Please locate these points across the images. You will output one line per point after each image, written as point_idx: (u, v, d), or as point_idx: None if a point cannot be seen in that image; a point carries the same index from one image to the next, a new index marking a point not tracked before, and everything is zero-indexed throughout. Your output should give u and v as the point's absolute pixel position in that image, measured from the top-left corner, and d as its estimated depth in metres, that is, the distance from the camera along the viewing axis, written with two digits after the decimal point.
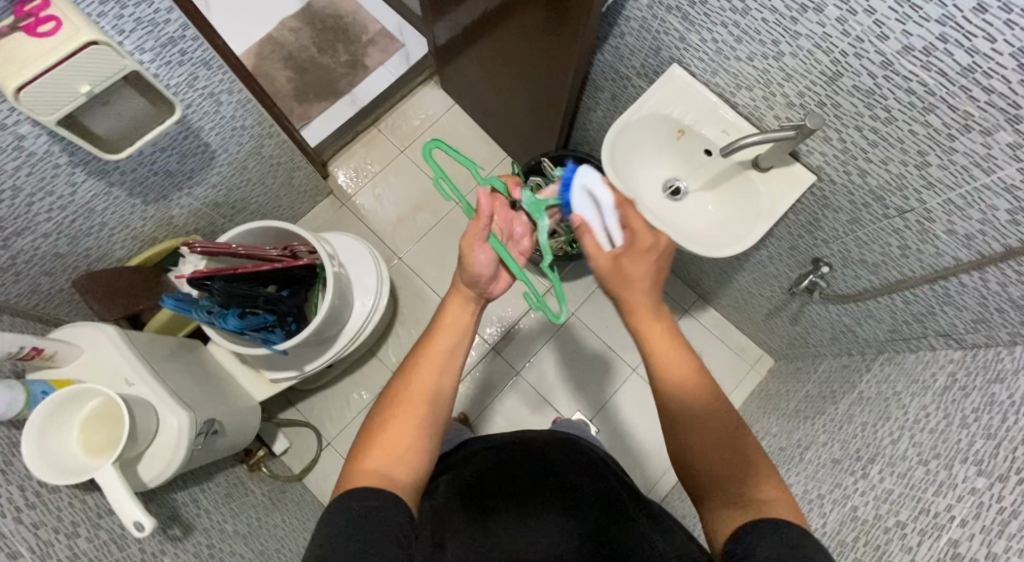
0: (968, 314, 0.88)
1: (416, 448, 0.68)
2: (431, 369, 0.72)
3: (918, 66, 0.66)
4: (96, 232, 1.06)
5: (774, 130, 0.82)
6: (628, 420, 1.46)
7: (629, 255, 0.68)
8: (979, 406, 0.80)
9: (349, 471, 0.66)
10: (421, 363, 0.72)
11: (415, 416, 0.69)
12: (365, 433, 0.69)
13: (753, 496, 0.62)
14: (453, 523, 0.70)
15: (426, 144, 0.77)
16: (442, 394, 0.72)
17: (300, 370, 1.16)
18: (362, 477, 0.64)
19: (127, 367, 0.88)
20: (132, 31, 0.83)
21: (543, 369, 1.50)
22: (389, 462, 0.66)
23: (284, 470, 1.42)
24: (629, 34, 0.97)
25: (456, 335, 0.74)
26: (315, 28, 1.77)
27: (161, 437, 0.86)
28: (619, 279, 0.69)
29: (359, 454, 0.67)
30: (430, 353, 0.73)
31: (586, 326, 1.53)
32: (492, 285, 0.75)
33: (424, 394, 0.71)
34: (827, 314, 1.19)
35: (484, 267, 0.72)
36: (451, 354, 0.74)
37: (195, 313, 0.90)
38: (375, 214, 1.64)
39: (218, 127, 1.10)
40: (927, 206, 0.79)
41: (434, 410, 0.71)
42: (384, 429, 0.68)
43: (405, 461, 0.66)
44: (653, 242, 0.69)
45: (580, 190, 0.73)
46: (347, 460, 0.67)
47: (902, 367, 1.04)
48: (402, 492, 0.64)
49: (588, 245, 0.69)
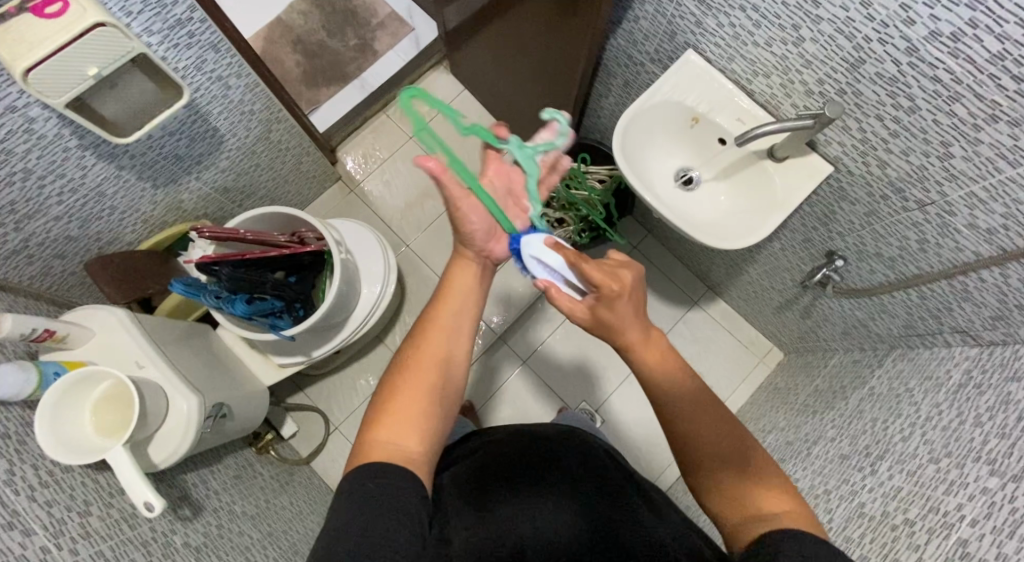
0: (987, 310, 0.86)
1: (430, 416, 0.68)
2: (441, 335, 0.73)
3: (945, 53, 0.64)
4: (107, 216, 1.06)
5: (791, 119, 0.80)
6: (636, 412, 1.46)
7: (602, 306, 0.67)
8: (994, 405, 0.79)
9: (363, 443, 0.65)
10: (430, 331, 0.73)
11: (425, 380, 0.69)
12: (376, 403, 0.69)
13: (770, 510, 0.62)
14: (459, 511, 0.70)
15: (405, 95, 0.75)
16: (453, 359, 0.73)
17: (308, 356, 1.16)
18: (380, 450, 0.63)
19: (138, 350, 0.89)
20: (140, 13, 0.82)
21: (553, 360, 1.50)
22: (402, 429, 0.65)
23: (293, 454, 1.44)
24: (644, 19, 0.95)
25: (463, 298, 0.75)
26: (325, 10, 1.76)
27: (170, 418, 0.87)
28: (602, 327, 0.68)
29: (372, 426, 0.66)
30: (438, 317, 0.74)
31: None
32: (493, 243, 0.77)
33: (434, 359, 0.71)
34: (839, 308, 1.17)
35: (477, 227, 0.75)
36: (457, 316, 0.74)
37: (203, 297, 0.91)
38: (384, 200, 1.63)
39: (226, 111, 1.10)
40: (948, 199, 0.77)
41: (444, 374, 0.71)
42: (395, 396, 0.68)
43: (421, 431, 0.66)
44: (620, 285, 0.66)
45: (531, 259, 0.75)
46: (362, 430, 0.66)
47: (915, 363, 1.02)
48: (416, 463, 0.64)
49: (561, 307, 0.69)
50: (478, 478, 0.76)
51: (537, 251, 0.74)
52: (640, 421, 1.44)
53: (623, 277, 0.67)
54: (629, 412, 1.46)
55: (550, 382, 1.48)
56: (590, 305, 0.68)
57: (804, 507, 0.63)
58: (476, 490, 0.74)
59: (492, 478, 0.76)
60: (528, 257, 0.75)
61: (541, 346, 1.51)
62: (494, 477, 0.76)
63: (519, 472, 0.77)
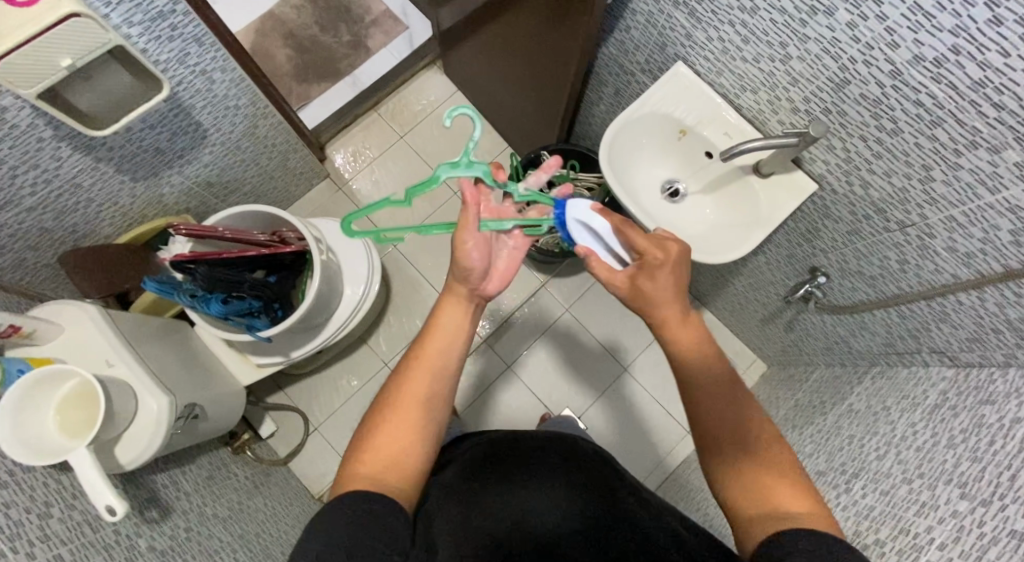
0: (964, 332, 0.87)
1: (411, 449, 0.67)
2: (427, 371, 0.71)
3: (928, 78, 0.62)
4: (83, 208, 1.04)
5: (775, 137, 0.79)
6: (620, 417, 1.46)
7: (643, 275, 0.69)
8: (967, 427, 0.79)
9: (343, 476, 0.65)
10: (414, 367, 0.71)
11: (409, 418, 0.68)
12: (359, 435, 0.68)
13: (781, 503, 0.61)
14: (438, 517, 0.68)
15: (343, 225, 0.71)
16: (439, 396, 0.71)
17: (286, 356, 1.14)
18: (358, 482, 0.63)
19: (107, 349, 0.86)
20: (119, 3, 0.80)
21: (544, 363, 1.49)
22: (385, 469, 0.65)
23: (270, 454, 1.42)
24: (635, 29, 0.95)
25: (450, 339, 0.73)
26: (319, 5, 1.73)
27: (138, 421, 0.84)
28: (640, 297, 0.70)
29: (353, 461, 0.66)
30: (423, 356, 0.71)
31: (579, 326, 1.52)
32: (487, 283, 0.75)
33: (419, 397, 0.69)
34: (823, 323, 1.18)
35: (478, 261, 0.71)
36: (443, 356, 0.72)
37: (177, 296, 0.86)
38: (371, 199, 1.62)
39: (210, 105, 1.08)
40: (928, 221, 0.77)
41: (428, 416, 0.69)
42: (379, 433, 0.67)
43: (401, 467, 0.66)
44: (663, 255, 0.68)
45: (575, 223, 0.74)
46: (344, 463, 0.66)
47: (893, 382, 1.03)
48: (398, 495, 0.63)
49: (600, 274, 0.71)
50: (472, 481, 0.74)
51: (584, 215, 0.73)
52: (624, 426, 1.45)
53: (670, 247, 0.69)
54: (620, 413, 1.46)
55: (534, 387, 1.47)
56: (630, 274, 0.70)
57: (825, 512, 0.60)
58: (466, 485, 0.73)
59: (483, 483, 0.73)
60: (572, 222, 0.74)
61: (527, 350, 1.50)
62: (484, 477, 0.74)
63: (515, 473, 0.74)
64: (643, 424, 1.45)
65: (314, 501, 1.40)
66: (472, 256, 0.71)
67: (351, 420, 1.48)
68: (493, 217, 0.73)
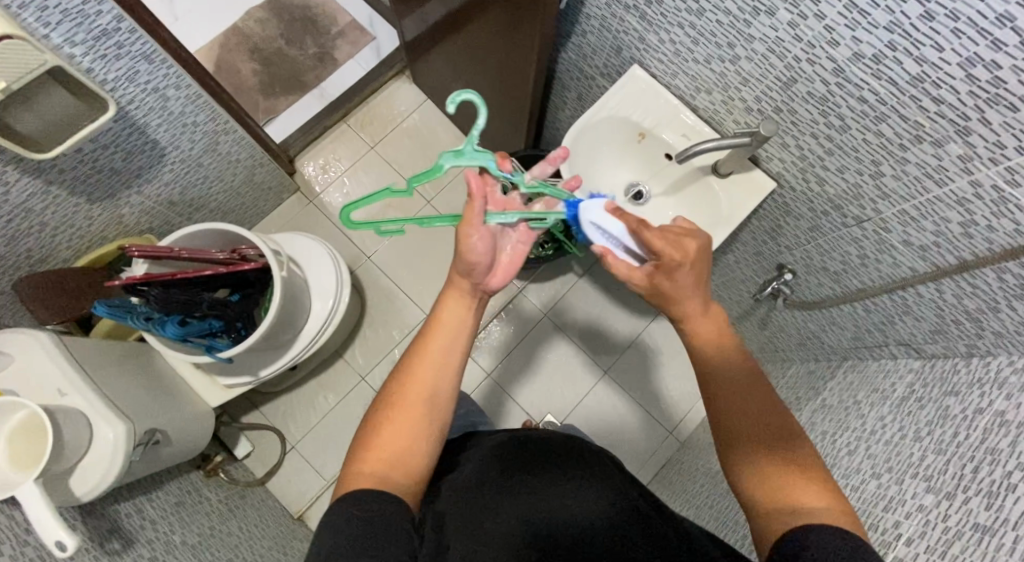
0: (927, 324, 0.87)
1: (412, 447, 0.66)
2: (430, 368, 0.69)
3: (869, 74, 0.62)
4: (36, 232, 1.01)
5: (730, 137, 0.79)
6: (613, 419, 1.45)
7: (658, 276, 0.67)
8: (933, 419, 0.79)
9: (344, 476, 0.64)
10: (416, 363, 0.70)
11: (414, 415, 0.67)
12: (359, 436, 0.67)
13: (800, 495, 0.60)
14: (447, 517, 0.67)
15: (342, 214, 0.74)
16: (443, 394, 0.69)
17: (254, 377, 1.12)
18: (359, 480, 0.62)
19: (60, 378, 0.84)
20: (59, 23, 0.79)
21: (530, 370, 1.48)
22: (387, 466, 0.64)
23: (246, 475, 1.39)
24: (591, 33, 0.95)
25: (450, 333, 0.71)
26: (283, 18, 1.71)
27: (94, 449, 0.83)
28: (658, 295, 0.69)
29: (354, 461, 0.65)
30: (426, 352, 0.70)
31: (553, 329, 1.50)
32: (490, 276, 0.73)
33: (422, 397, 0.68)
34: (795, 319, 1.18)
35: (481, 254, 0.70)
36: (448, 351, 0.71)
37: (130, 320, 0.85)
38: (342, 211, 1.60)
39: (167, 123, 1.06)
40: (883, 215, 0.77)
41: (432, 414, 0.68)
42: (380, 431, 0.66)
43: (403, 465, 0.65)
44: (679, 255, 0.66)
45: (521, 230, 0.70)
46: (346, 463, 0.66)
47: (864, 375, 1.03)
48: (398, 492, 0.62)
49: (618, 272, 0.69)
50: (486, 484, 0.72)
51: (597, 217, 0.74)
52: (614, 428, 1.44)
53: (688, 245, 0.66)
54: (613, 415, 1.45)
55: (524, 392, 1.46)
56: (647, 271, 0.68)
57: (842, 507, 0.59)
58: (483, 484, 0.72)
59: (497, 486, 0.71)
60: (586, 223, 0.74)
61: (509, 357, 1.48)
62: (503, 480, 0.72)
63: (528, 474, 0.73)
64: (628, 426, 1.45)
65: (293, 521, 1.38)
66: (473, 248, 0.70)
67: (329, 437, 1.45)
68: (498, 209, 0.72)
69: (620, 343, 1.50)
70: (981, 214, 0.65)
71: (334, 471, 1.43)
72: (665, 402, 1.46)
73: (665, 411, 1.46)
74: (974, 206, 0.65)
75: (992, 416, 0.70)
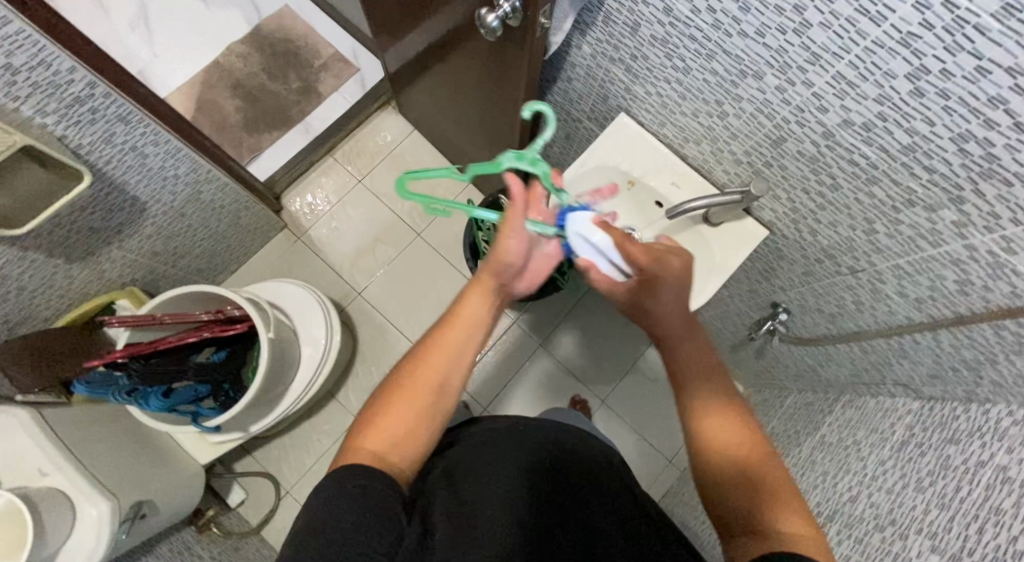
0: (923, 369, 0.82)
1: (415, 434, 0.62)
2: (444, 359, 0.65)
3: (859, 140, 0.64)
4: (14, 297, 0.98)
5: (720, 195, 0.80)
6: (622, 431, 1.42)
7: (641, 289, 0.68)
8: (934, 469, 0.73)
9: (342, 453, 0.60)
10: (432, 352, 0.66)
11: (415, 405, 0.63)
12: (365, 413, 0.64)
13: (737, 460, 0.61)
14: (442, 502, 0.60)
15: (399, 181, 0.72)
16: (450, 386, 0.65)
17: (245, 432, 1.09)
18: (357, 457, 0.58)
19: (41, 457, 0.83)
20: (30, 95, 0.77)
21: (521, 402, 1.42)
22: (385, 447, 0.60)
23: (240, 524, 1.35)
24: (577, 80, 0.94)
25: (470, 326, 0.67)
26: (265, 52, 1.66)
27: (79, 531, 0.81)
28: (641, 312, 0.69)
29: (355, 435, 0.62)
30: (443, 341, 0.66)
31: (553, 349, 1.46)
32: (518, 280, 0.72)
33: (431, 384, 0.64)
34: (791, 353, 1.13)
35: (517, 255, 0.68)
36: (463, 345, 0.67)
37: (112, 395, 0.85)
38: (331, 247, 1.55)
39: (145, 179, 1.03)
40: (877, 268, 0.77)
41: (435, 407, 0.64)
42: (386, 411, 0.62)
43: (402, 450, 0.60)
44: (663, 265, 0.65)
45: (579, 236, 0.71)
46: (344, 440, 0.62)
47: (863, 414, 0.95)
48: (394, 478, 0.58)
49: (601, 287, 0.71)
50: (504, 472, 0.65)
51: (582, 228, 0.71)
52: (625, 436, 1.42)
53: (669, 262, 0.65)
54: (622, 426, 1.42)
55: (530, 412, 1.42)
56: (631, 286, 0.69)
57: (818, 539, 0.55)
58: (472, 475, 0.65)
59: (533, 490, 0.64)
60: (574, 233, 0.71)
61: (509, 383, 1.43)
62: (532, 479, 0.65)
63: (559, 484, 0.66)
64: (639, 446, 1.41)
65: None
66: (508, 251, 0.68)
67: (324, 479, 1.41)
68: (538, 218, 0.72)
69: (613, 373, 1.45)
70: (977, 275, 0.65)
71: None
72: (665, 431, 1.42)
73: (666, 439, 1.41)
74: (970, 266, 0.65)
75: (993, 471, 0.64)
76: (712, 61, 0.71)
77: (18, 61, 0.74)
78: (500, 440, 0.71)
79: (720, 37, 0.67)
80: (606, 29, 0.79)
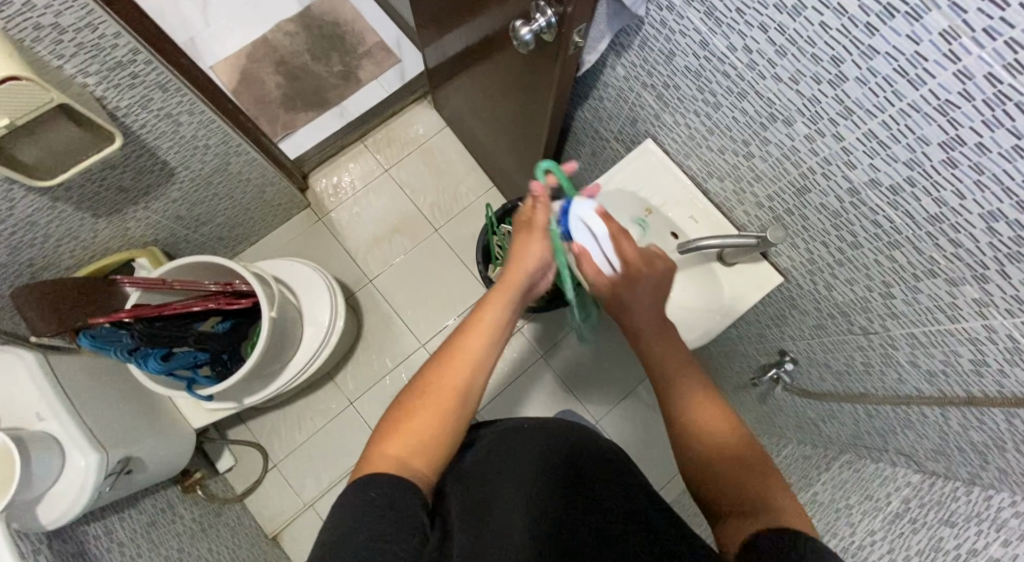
0: (929, 443, 0.76)
1: (436, 440, 0.61)
2: (464, 364, 0.65)
3: (885, 202, 0.61)
4: (39, 244, 1.00)
5: (735, 235, 0.78)
6: (626, 440, 1.40)
7: (624, 283, 0.70)
8: (924, 549, 0.65)
9: (365, 459, 0.59)
10: (455, 358, 0.65)
11: (437, 411, 0.61)
12: (385, 420, 0.62)
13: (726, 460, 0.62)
14: (459, 505, 0.59)
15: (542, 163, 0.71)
16: (471, 393, 0.64)
17: (239, 402, 1.10)
18: (381, 464, 0.57)
19: (38, 402, 0.85)
20: (74, 55, 0.80)
21: (517, 410, 1.40)
22: (408, 453, 0.59)
23: (224, 489, 1.37)
24: (607, 100, 0.93)
25: (492, 334, 0.67)
26: (312, 32, 1.69)
27: (65, 478, 0.82)
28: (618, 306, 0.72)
29: (377, 442, 0.60)
30: (464, 349, 0.65)
31: (559, 355, 1.45)
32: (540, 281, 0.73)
33: (454, 389, 0.63)
34: (794, 404, 1.07)
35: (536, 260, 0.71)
36: (485, 353, 0.66)
37: (114, 352, 0.91)
38: (351, 232, 1.56)
39: (177, 145, 1.06)
40: (891, 333, 0.74)
41: (460, 409, 0.63)
42: (408, 419, 0.61)
43: (426, 455, 0.59)
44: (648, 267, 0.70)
45: (576, 220, 0.70)
46: (367, 444, 0.60)
47: (859, 476, 0.87)
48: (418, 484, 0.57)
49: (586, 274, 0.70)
50: (536, 487, 0.62)
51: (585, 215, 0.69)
52: (629, 445, 1.40)
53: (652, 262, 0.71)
54: (625, 436, 1.40)
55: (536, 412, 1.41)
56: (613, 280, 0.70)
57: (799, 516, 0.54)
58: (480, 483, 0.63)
59: (561, 503, 0.61)
60: (575, 219, 0.70)
61: (513, 386, 1.42)
62: (560, 491, 0.63)
63: (587, 496, 0.62)
64: (643, 455, 1.39)
65: (266, 540, 1.34)
66: (529, 258, 0.71)
67: (313, 457, 1.42)
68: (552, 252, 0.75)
69: (610, 395, 1.43)
70: (994, 357, 0.62)
71: (314, 495, 1.40)
72: (656, 461, 1.39)
73: (656, 470, 1.38)
74: (986, 347, 0.62)
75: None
76: (743, 100, 0.69)
77: (66, 22, 0.76)
78: (520, 440, 0.68)
79: (753, 77, 0.66)
80: (641, 54, 0.79)
